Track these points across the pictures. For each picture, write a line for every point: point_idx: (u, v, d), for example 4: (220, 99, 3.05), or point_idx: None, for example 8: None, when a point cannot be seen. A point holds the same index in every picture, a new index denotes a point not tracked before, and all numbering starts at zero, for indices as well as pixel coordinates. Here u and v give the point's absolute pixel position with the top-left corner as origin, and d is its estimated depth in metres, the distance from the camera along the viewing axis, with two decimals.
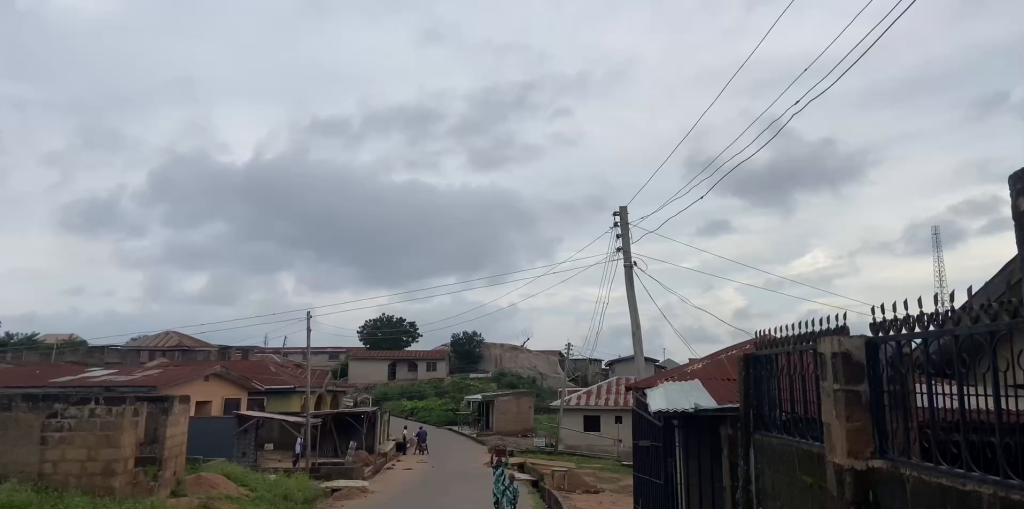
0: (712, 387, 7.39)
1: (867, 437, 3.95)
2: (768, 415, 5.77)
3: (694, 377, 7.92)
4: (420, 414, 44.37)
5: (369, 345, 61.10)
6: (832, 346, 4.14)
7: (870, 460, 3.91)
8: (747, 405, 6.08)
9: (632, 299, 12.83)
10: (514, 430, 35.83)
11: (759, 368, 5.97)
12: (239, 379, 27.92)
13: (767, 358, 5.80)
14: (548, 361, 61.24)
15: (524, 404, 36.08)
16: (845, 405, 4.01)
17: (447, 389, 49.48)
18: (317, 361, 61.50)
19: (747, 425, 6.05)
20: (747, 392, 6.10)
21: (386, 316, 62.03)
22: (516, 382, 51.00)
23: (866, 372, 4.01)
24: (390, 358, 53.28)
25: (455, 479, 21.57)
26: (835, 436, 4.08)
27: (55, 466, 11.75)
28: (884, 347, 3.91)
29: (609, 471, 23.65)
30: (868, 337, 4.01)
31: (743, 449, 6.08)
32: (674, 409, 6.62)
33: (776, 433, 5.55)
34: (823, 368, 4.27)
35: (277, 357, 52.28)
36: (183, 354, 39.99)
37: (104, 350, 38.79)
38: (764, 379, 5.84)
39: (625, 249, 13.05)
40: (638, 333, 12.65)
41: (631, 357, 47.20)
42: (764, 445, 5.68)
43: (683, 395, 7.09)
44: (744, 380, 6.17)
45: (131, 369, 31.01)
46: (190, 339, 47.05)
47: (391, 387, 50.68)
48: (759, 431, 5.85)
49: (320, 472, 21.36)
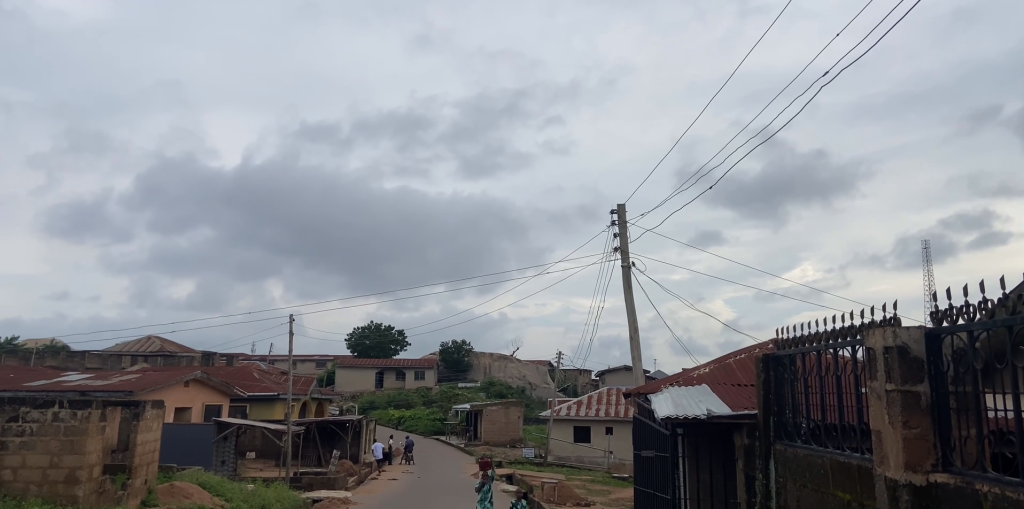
0: (723, 393, 6.75)
1: (926, 447, 3.31)
2: (792, 423, 5.15)
3: (702, 382, 7.28)
4: (407, 423, 43.59)
5: (356, 353, 60.22)
6: (883, 339, 3.50)
7: (930, 474, 3.27)
8: (768, 412, 5.44)
9: (630, 303, 12.20)
10: (503, 441, 35.09)
11: (780, 370, 5.34)
12: (220, 385, 27.04)
13: (790, 359, 5.18)
14: (538, 371, 60.51)
15: (513, 413, 35.34)
16: (901, 409, 3.36)
17: (436, 397, 48.70)
18: (304, 369, 60.49)
19: (766, 435, 5.41)
20: (767, 397, 5.46)
21: (374, 324, 61.12)
22: (505, 392, 50.24)
23: (925, 370, 3.36)
24: (378, 366, 52.38)
25: (442, 491, 20.87)
26: (887, 446, 3.44)
27: (15, 473, 10.98)
28: (949, 340, 3.27)
29: (600, 483, 22.97)
30: (926, 328, 3.38)
31: (762, 461, 5.44)
32: (684, 416, 5.98)
33: (801, 443, 4.92)
34: (871, 365, 3.62)
35: (262, 364, 51.31)
36: (164, 360, 39.04)
37: (84, 354, 37.83)
38: (788, 382, 5.21)
39: (624, 248, 12.42)
40: (636, 338, 12.01)
41: (621, 368, 46.51)
42: (787, 457, 5.05)
43: (693, 401, 6.43)
44: (761, 384, 5.54)
45: (109, 374, 30.15)
46: (172, 344, 46.02)
47: (378, 396, 49.82)
48: (781, 441, 5.21)
49: (300, 482, 20.53)
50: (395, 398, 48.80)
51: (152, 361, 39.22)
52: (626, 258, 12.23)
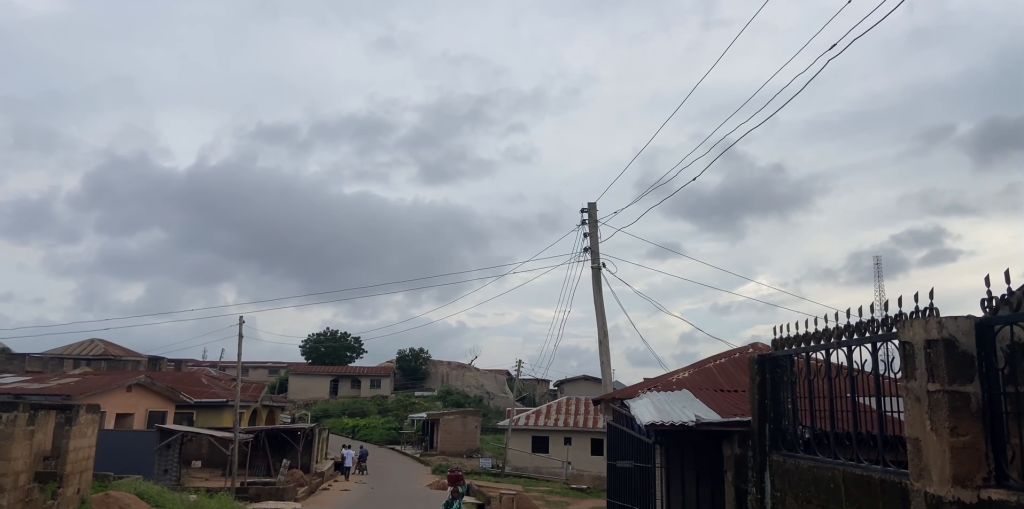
0: (709, 399, 6.28)
1: (977, 458, 2.80)
2: (791, 430, 4.65)
3: (682, 386, 6.80)
4: (362, 431, 42.48)
5: (311, 359, 58.79)
6: (923, 330, 2.98)
7: (982, 491, 2.77)
8: (763, 418, 4.93)
9: (599, 305, 11.69)
10: (459, 451, 34.34)
11: (778, 372, 4.83)
12: (166, 390, 25.82)
13: (791, 361, 4.68)
14: (496, 381, 59.71)
15: (471, 423, 34.56)
16: (948, 413, 2.85)
17: (391, 406, 47.71)
18: (256, 376, 58.82)
19: (760, 443, 4.91)
20: (762, 401, 4.94)
21: (329, 331, 59.76)
22: (462, 401, 49.47)
23: (976, 367, 2.86)
24: (333, 373, 51.21)
25: (397, 502, 20.09)
26: (928, 456, 2.93)
27: None
28: (1007, 331, 2.78)
29: (559, 495, 22.33)
30: (977, 321, 2.88)
31: (756, 472, 4.92)
32: (669, 421, 5.49)
33: (803, 455, 4.42)
34: (908, 362, 3.12)
35: (213, 370, 49.74)
36: (108, 365, 37.42)
37: (23, 357, 36.10)
38: (787, 386, 4.70)
39: (593, 249, 11.91)
40: (605, 344, 11.49)
41: (579, 378, 46.15)
42: (786, 469, 4.54)
43: (677, 406, 5.94)
44: (756, 386, 5.02)
45: (48, 377, 28.68)
46: (117, 348, 44.31)
47: (332, 404, 48.61)
48: (778, 450, 4.72)
49: (247, 493, 19.55)
50: (350, 406, 47.67)
51: (95, 366, 37.57)
52: (595, 259, 11.72)
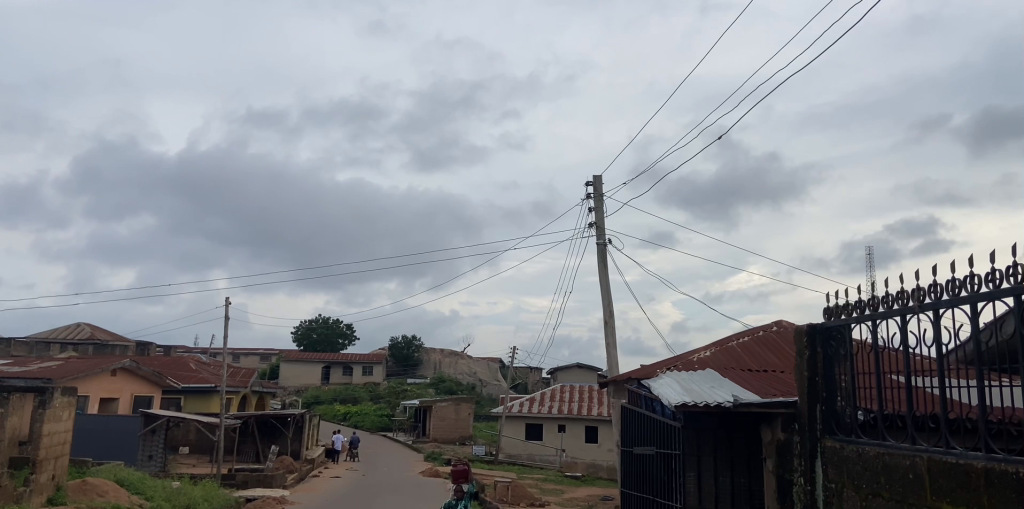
0: (740, 380, 5.65)
1: None
2: (847, 413, 4.00)
3: (706, 366, 6.17)
4: (353, 418, 41.88)
5: (301, 346, 58.08)
6: None
7: None
8: (813, 398, 4.26)
9: (604, 281, 11.03)
10: (452, 438, 33.76)
11: (832, 346, 4.17)
12: (156, 376, 25.16)
13: (843, 332, 4.03)
14: (489, 368, 59.03)
15: (464, 410, 33.93)
16: None
17: (382, 393, 47.10)
18: (247, 362, 58.11)
19: (810, 428, 4.26)
20: (811, 377, 4.28)
21: (321, 317, 59.00)
22: (454, 388, 48.85)
23: None
24: (325, 360, 50.48)
25: (389, 490, 19.45)
26: None
27: None
28: None
29: (553, 483, 21.71)
30: None
31: (806, 461, 4.26)
32: (705, 402, 4.85)
33: (866, 440, 3.75)
34: None
35: (204, 355, 48.91)
36: (95, 349, 36.59)
37: (9, 341, 35.32)
38: (841, 360, 4.08)
39: (598, 224, 11.25)
40: (611, 324, 10.84)
41: (574, 365, 45.52)
42: (843, 456, 3.89)
43: (708, 387, 5.30)
44: (804, 362, 4.34)
45: (32, 361, 28.01)
46: (104, 332, 43.52)
47: (323, 391, 47.94)
48: (833, 436, 4.08)
49: (234, 479, 18.86)
50: (341, 393, 47.00)
51: (82, 350, 36.84)
52: (600, 235, 11.07)
